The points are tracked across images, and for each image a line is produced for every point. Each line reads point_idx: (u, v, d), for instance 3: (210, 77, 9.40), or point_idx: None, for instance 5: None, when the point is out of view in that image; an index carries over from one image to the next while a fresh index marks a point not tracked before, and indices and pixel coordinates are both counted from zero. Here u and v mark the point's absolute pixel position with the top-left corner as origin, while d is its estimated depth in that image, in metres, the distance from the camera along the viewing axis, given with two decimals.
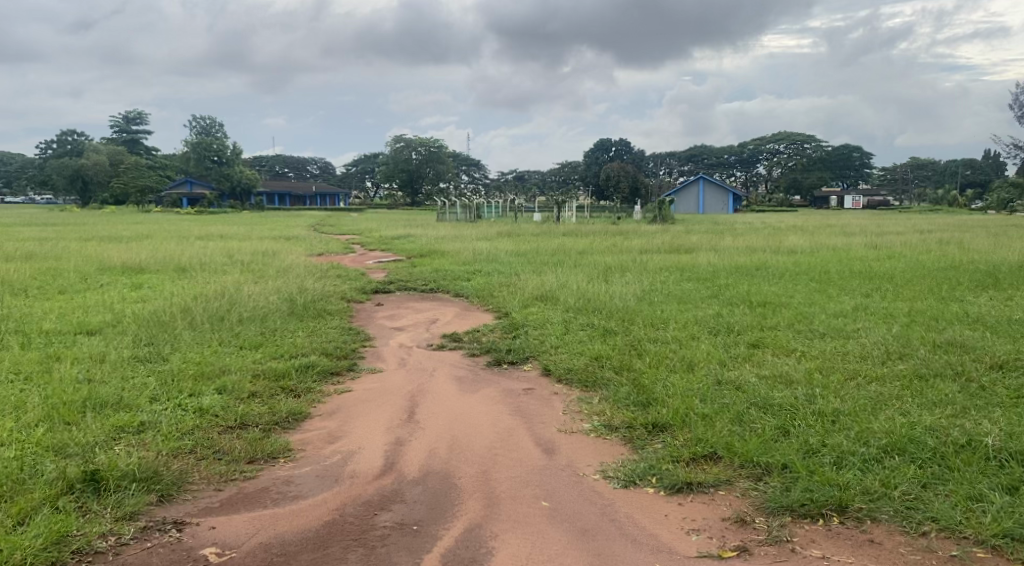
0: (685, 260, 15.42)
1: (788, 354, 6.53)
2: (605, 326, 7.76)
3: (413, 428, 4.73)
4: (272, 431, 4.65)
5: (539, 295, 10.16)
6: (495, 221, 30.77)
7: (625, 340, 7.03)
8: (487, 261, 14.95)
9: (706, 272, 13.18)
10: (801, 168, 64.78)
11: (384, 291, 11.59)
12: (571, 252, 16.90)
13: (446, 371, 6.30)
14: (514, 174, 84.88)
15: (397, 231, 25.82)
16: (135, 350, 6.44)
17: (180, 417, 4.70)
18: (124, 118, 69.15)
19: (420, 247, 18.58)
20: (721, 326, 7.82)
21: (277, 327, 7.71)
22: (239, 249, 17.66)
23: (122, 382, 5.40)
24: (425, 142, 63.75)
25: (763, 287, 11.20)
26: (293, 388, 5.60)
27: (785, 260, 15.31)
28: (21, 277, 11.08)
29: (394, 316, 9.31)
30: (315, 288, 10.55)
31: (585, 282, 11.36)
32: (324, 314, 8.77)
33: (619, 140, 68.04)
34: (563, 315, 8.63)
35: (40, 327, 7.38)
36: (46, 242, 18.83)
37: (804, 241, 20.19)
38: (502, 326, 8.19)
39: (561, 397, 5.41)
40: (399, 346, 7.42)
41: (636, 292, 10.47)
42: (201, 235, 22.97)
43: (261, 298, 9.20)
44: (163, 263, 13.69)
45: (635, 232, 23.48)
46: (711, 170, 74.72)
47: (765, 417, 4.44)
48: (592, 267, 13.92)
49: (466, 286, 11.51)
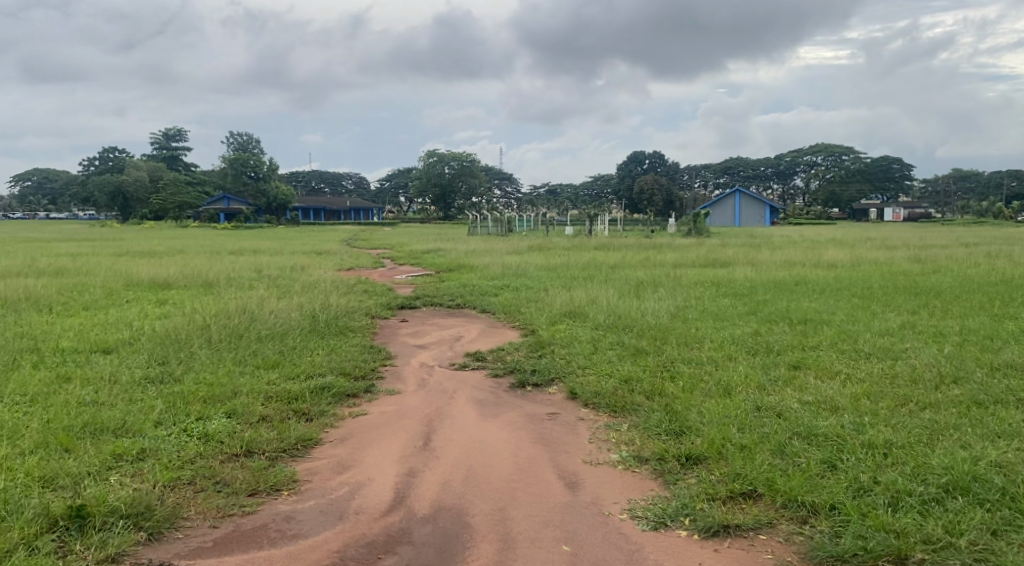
0: (721, 275, 14.98)
1: (832, 377, 6.11)
2: (636, 345, 7.41)
3: (429, 457, 4.44)
4: (278, 460, 4.38)
5: (567, 312, 9.84)
6: (527, 235, 30.56)
7: (658, 361, 6.67)
8: (516, 275, 14.66)
9: (742, 288, 12.76)
10: (840, 180, 63.61)
11: (410, 307, 11.36)
12: (603, 266, 16.56)
13: (468, 393, 6.00)
14: (548, 188, 84.70)
15: (428, 245, 25.70)
16: (148, 371, 6.23)
17: (184, 445, 4.45)
18: (165, 136, 70.59)
19: (450, 261, 18.39)
20: (759, 346, 7.42)
21: (295, 345, 7.49)
22: (269, 263, 17.63)
23: (128, 405, 5.17)
24: (458, 156, 63.71)
25: (804, 304, 10.75)
26: (306, 412, 5.34)
27: (824, 275, 14.80)
28: (48, 293, 11.06)
29: (418, 333, 9.05)
30: (339, 304, 10.34)
31: (617, 298, 11.02)
32: (346, 331, 8.54)
33: (653, 153, 67.52)
34: (593, 333, 8.29)
35: (56, 345, 7.24)
36: (80, 257, 19.02)
37: (845, 255, 19.58)
38: (528, 345, 7.87)
39: (587, 424, 5.07)
40: (420, 365, 7.14)
41: (669, 309, 10.10)
42: (234, 250, 23.07)
43: (283, 314, 9.01)
44: (190, 279, 13.63)
45: (669, 246, 23.06)
46: (747, 183, 73.80)
47: (810, 449, 4.06)
48: (624, 282, 13.56)
49: (494, 302, 11.24)
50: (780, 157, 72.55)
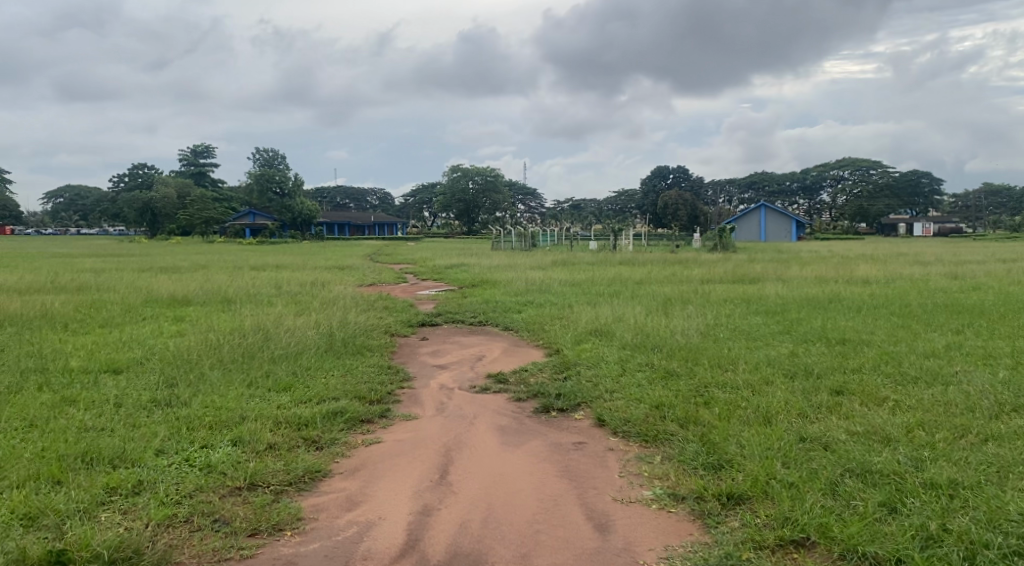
0: (751, 291, 14.51)
1: (879, 404, 5.70)
2: (666, 367, 7.01)
3: (446, 491, 4.11)
4: (284, 494, 4.06)
5: (593, 330, 9.47)
6: (551, 251, 30.23)
7: (690, 385, 6.28)
8: (540, 292, 14.31)
9: (775, 305, 12.29)
10: (868, 195, 62.62)
11: (431, 325, 11.03)
12: (629, 282, 16.15)
13: (488, 419, 5.66)
14: (571, 203, 84.37)
15: (450, 260, 25.44)
16: (155, 393, 5.96)
17: (183, 477, 4.14)
18: (193, 152, 71.41)
19: (473, 276, 18.10)
20: (797, 369, 7.01)
21: (310, 365, 7.19)
22: (289, 279, 17.43)
23: (130, 432, 4.88)
24: (482, 172, 64.04)
25: (840, 322, 10.28)
26: (317, 441, 5.02)
27: (859, 292, 14.28)
28: (64, 310, 10.87)
29: (438, 352, 8.71)
30: (358, 321, 10.05)
31: (644, 315, 10.62)
32: (363, 350, 8.23)
33: (678, 168, 67.03)
34: (620, 353, 7.91)
35: (65, 365, 7.00)
36: (103, 273, 18.96)
37: (878, 271, 19.05)
38: (552, 365, 7.52)
39: (617, 455, 4.71)
40: (439, 387, 6.81)
41: (699, 327, 9.69)
42: (256, 265, 22.97)
43: (300, 333, 8.72)
44: (209, 295, 13.43)
45: (695, 261, 22.60)
46: (773, 198, 72.91)
47: (867, 488, 3.72)
48: (651, 298, 13.15)
49: (517, 319, 10.89)
50: (806, 172, 71.68)
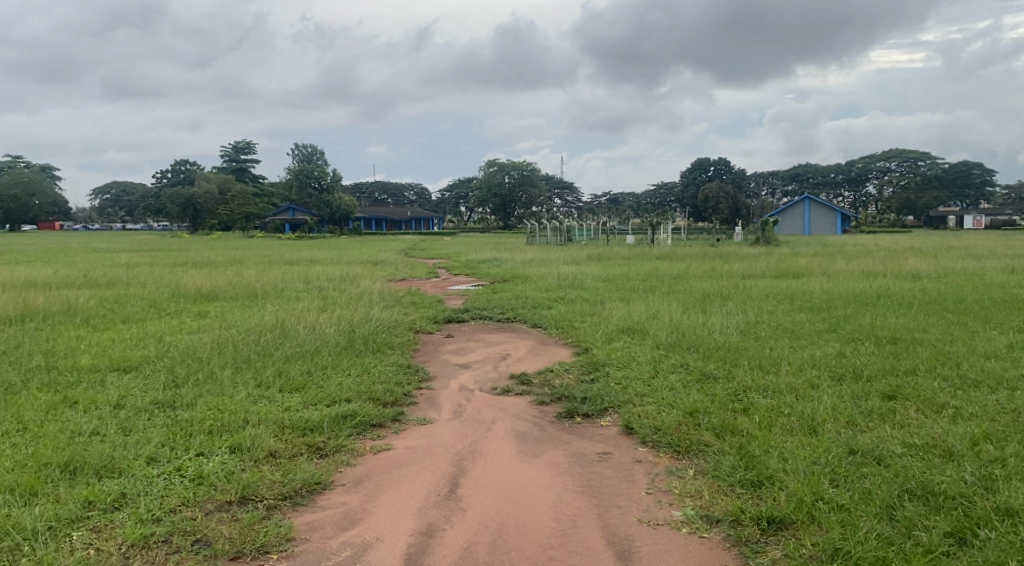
0: (794, 287, 13.89)
1: (937, 410, 5.20)
2: (702, 369, 6.55)
3: (455, 507, 3.74)
4: (278, 509, 3.73)
5: (626, 328, 9.01)
6: (587, 245, 29.73)
7: (727, 389, 5.83)
8: (573, 287, 13.86)
9: (819, 302, 11.70)
10: (915, 187, 60.79)
11: (457, 321, 10.67)
12: (665, 277, 15.64)
13: (508, 425, 5.26)
14: (609, 197, 83.56)
15: (484, 255, 25.06)
16: (160, 395, 5.68)
17: (171, 489, 3.81)
18: (234, 148, 72.30)
19: (505, 271, 17.72)
20: (844, 372, 6.50)
21: (326, 364, 6.87)
22: (320, 274, 17.22)
23: (125, 438, 4.59)
24: (518, 166, 63.71)
25: (890, 320, 9.67)
26: (322, 448, 4.67)
27: (909, 287, 13.59)
28: (88, 305, 10.74)
29: (462, 350, 8.34)
30: (381, 318, 9.74)
31: (680, 312, 10.13)
32: (383, 348, 7.89)
33: (718, 161, 65.89)
34: (653, 353, 7.46)
35: (75, 363, 6.79)
36: (136, 268, 18.97)
37: (928, 265, 18.22)
38: (580, 365, 7.11)
39: (645, 467, 4.28)
40: (458, 389, 6.43)
41: (739, 325, 9.18)
42: (290, 260, 22.93)
43: (320, 330, 8.43)
44: (237, 290, 13.25)
45: (735, 255, 21.93)
46: (816, 190, 71.27)
47: (931, 513, 3.30)
48: (687, 294, 12.64)
49: (547, 316, 10.49)
50: (851, 163, 69.92)
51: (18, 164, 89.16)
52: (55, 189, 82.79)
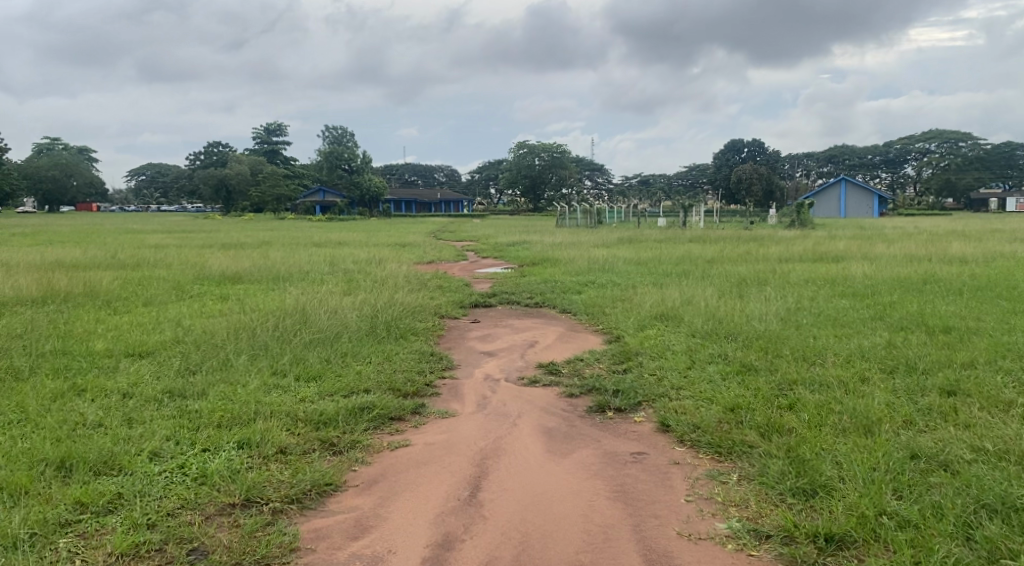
0: (834, 271, 13.35)
1: (1003, 409, 4.77)
2: (743, 359, 6.17)
3: (475, 514, 3.43)
4: (285, 513, 3.45)
5: (659, 314, 8.62)
6: (618, 228, 29.24)
7: (771, 382, 5.45)
8: (603, 271, 13.46)
9: (862, 287, 11.17)
10: (956, 168, 59.11)
11: (484, 306, 10.35)
12: (699, 260, 15.18)
13: (535, 420, 4.93)
14: (640, 178, 82.61)
15: (513, 237, 24.71)
16: (171, 383, 5.43)
17: (170, 490, 3.53)
18: (266, 130, 72.61)
19: (534, 254, 17.35)
20: (896, 364, 6.08)
21: (346, 350, 6.60)
22: (346, 256, 16.99)
23: (129, 431, 4.33)
24: (548, 147, 63.07)
25: (941, 307, 9.15)
26: (336, 444, 4.37)
27: (956, 272, 13.00)
28: (110, 287, 10.58)
29: (488, 337, 8.01)
30: (406, 302, 9.46)
31: (716, 298, 9.70)
32: (406, 335, 7.60)
33: (752, 142, 64.68)
34: (689, 342, 7.09)
35: (89, 348, 6.58)
36: (165, 249, 18.94)
37: (975, 249, 17.50)
38: (611, 354, 6.76)
39: (683, 470, 3.93)
40: (483, 379, 6.11)
41: (779, 312, 8.76)
42: (317, 242, 22.82)
43: (342, 314, 8.16)
44: (262, 272, 13.06)
45: (771, 238, 21.32)
46: (853, 171, 69.68)
47: (1014, 535, 2.93)
48: (723, 279, 12.18)
49: (577, 301, 10.13)
50: (889, 144, 68.20)
51: (54, 146, 90.40)
52: (91, 171, 83.93)
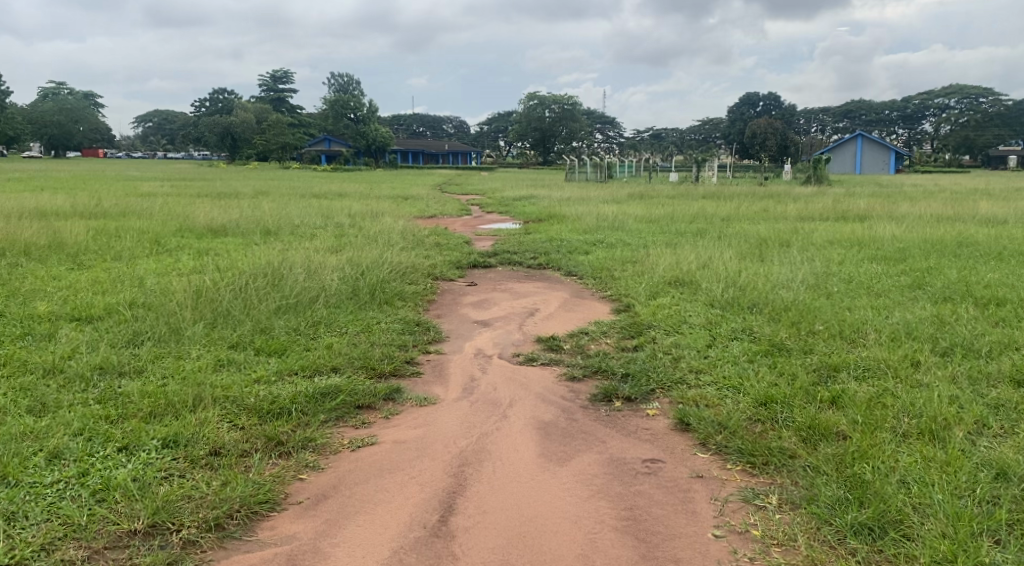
0: (860, 232, 12.42)
1: None
2: (772, 337, 5.36)
3: (444, 553, 2.71)
4: (202, 550, 2.72)
5: (674, 280, 7.77)
6: (627, 182, 28.32)
7: (807, 367, 4.64)
8: (612, 229, 12.59)
9: (893, 250, 10.29)
10: (975, 125, 57.35)
11: (483, 267, 9.51)
12: (714, 218, 14.30)
13: (528, 411, 4.13)
14: (652, 133, 81.07)
15: (520, 191, 23.81)
16: (107, 357, 4.61)
17: (57, 515, 2.77)
18: (272, 77, 71.34)
19: (540, 210, 16.50)
20: (950, 343, 5.25)
21: (319, 318, 5.81)
22: (342, 209, 16.13)
23: (33, 422, 3.52)
24: (559, 99, 61.57)
25: (983, 274, 8.28)
26: (285, 443, 3.59)
27: (991, 234, 12.07)
28: (81, 239, 9.78)
29: (483, 304, 7.20)
30: (396, 261, 8.63)
31: (735, 261, 8.85)
32: (391, 300, 6.80)
33: (768, 95, 63.01)
34: (708, 313, 6.28)
35: (28, 311, 5.78)
36: (156, 198, 18.12)
37: (1004, 209, 16.51)
38: (621, 328, 5.95)
39: (709, 488, 3.16)
40: (473, 356, 5.33)
41: (806, 277, 7.92)
42: (318, 193, 22.01)
43: (322, 275, 7.34)
44: (250, 224, 12.22)
45: (788, 195, 20.33)
46: (869, 127, 67.96)
47: None
48: (742, 239, 11.29)
49: (584, 262, 9.31)
50: (908, 100, 66.34)
51: (59, 91, 88.98)
52: (97, 117, 82.71)
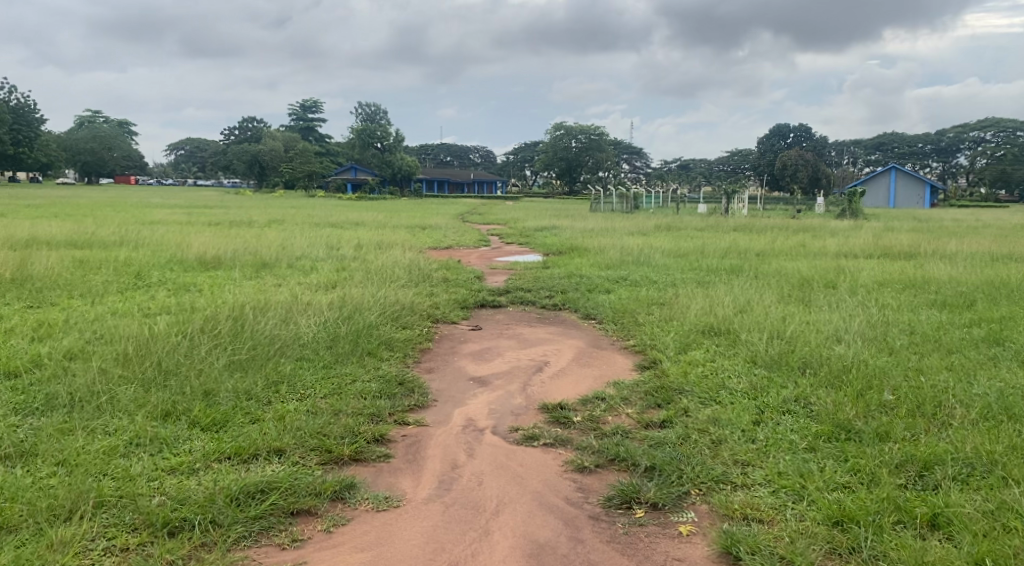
0: (912, 272, 11.17)
1: None
2: (837, 412, 4.24)
3: None
4: None
5: (707, 330, 6.68)
6: (655, 213, 27.21)
7: (889, 461, 3.55)
8: (637, 265, 11.51)
9: (955, 294, 9.08)
10: (1012, 158, 54.77)
11: (491, 308, 8.49)
12: (748, 254, 13.17)
13: (520, 524, 3.09)
14: (680, 164, 79.98)
15: (542, 222, 22.77)
16: None
17: None
18: (301, 107, 71.70)
19: (561, 242, 15.46)
20: None
21: (277, 379, 4.81)
22: (352, 240, 15.19)
23: None
24: (586, 129, 60.28)
25: None
26: None
27: None
28: (53, 271, 8.91)
29: (483, 354, 6.17)
30: (393, 301, 7.63)
31: (777, 306, 7.75)
32: (375, 351, 5.78)
33: (798, 127, 61.72)
34: (751, 375, 5.18)
35: None
36: (162, 227, 17.40)
37: None
38: (646, 394, 4.87)
39: None
40: (461, 430, 4.29)
41: (862, 327, 6.78)
42: (333, 222, 21.16)
43: (300, 319, 6.37)
44: (247, 256, 11.33)
45: (824, 229, 19.08)
46: (903, 161, 66.25)
47: None
48: (782, 279, 10.13)
49: (606, 304, 8.26)
50: (943, 132, 64.59)
51: (93, 119, 90.29)
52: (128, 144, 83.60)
